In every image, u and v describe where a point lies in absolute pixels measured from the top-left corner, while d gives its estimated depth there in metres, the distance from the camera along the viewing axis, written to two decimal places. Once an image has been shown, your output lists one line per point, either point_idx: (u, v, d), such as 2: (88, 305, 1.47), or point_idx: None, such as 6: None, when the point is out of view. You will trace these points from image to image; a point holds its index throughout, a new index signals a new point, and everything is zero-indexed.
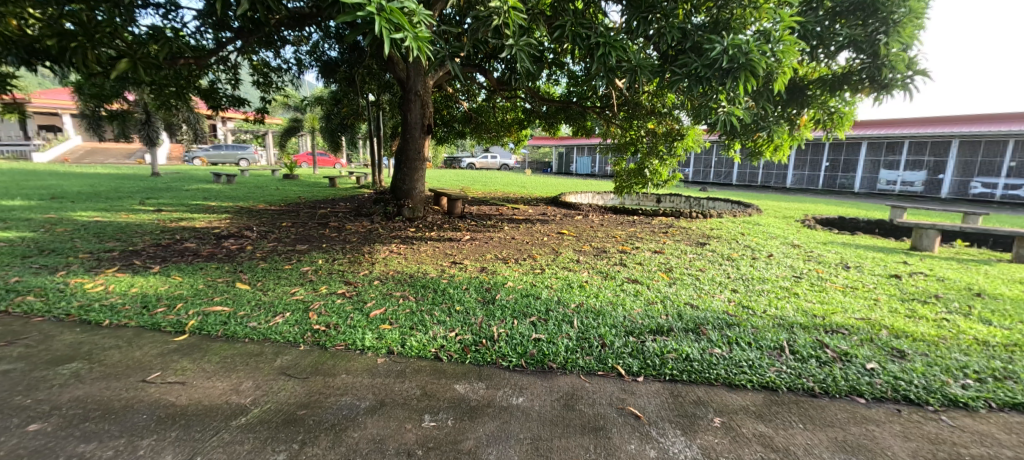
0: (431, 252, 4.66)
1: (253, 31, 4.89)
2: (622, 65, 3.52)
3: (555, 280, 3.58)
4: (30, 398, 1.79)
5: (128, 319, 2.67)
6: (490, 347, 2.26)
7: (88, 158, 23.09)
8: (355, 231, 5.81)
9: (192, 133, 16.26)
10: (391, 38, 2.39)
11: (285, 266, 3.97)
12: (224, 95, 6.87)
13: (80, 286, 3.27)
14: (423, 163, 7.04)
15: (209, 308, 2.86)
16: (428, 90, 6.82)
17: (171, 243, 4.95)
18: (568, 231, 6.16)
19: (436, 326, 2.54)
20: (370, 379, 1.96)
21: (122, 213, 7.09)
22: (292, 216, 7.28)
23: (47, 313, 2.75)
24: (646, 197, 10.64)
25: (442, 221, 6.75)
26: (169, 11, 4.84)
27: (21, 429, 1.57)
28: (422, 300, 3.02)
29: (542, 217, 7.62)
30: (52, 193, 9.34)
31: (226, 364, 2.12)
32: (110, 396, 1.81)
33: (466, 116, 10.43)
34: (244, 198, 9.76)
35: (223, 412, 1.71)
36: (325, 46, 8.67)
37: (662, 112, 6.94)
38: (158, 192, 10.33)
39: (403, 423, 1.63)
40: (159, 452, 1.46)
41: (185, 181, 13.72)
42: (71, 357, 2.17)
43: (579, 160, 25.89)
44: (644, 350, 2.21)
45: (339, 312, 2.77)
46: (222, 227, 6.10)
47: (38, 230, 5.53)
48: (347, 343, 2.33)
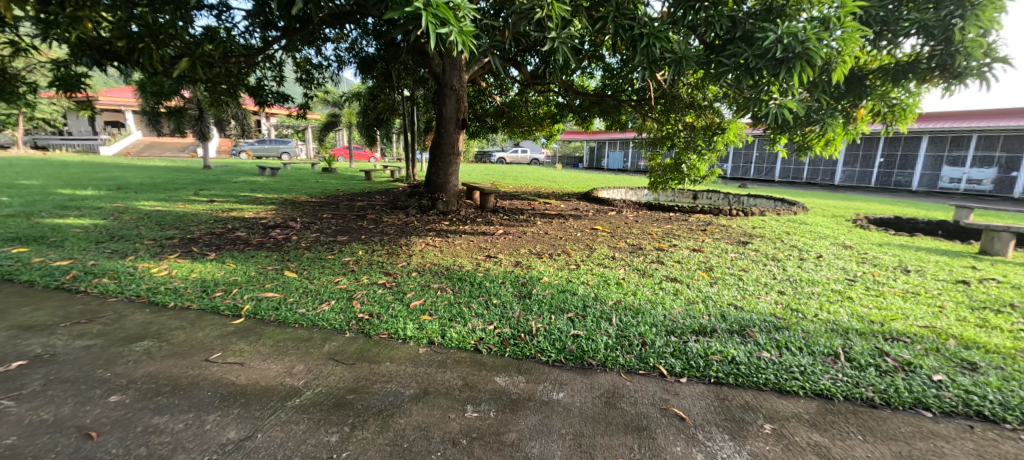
0: (466, 246, 4.72)
1: (298, 30, 5.07)
2: (666, 56, 3.41)
3: (591, 276, 3.54)
4: (109, 371, 1.96)
5: (190, 302, 2.86)
6: (528, 341, 2.26)
7: (148, 152, 24.88)
8: (391, 224, 5.95)
9: (240, 128, 17.14)
10: (436, 32, 2.43)
11: (328, 256, 4.14)
12: (270, 92, 7.11)
13: (147, 270, 3.54)
14: (457, 157, 7.12)
15: (262, 293, 3.03)
16: (463, 85, 6.88)
17: (223, 232, 5.24)
18: (603, 227, 6.08)
19: (475, 319, 2.57)
20: (412, 368, 2.02)
21: (179, 204, 7.58)
22: (331, 208, 7.57)
23: (120, 294, 2.99)
24: (681, 194, 10.37)
25: (475, 216, 6.79)
26: (222, 12, 5.14)
27: (103, 399, 1.72)
28: (459, 293, 3.06)
29: (575, 212, 7.57)
30: (119, 184, 10.19)
31: (280, 348, 2.24)
32: (178, 373, 1.95)
33: (498, 111, 10.41)
34: (288, 190, 10.23)
35: (278, 393, 1.80)
36: (363, 42, 8.93)
37: (701, 104, 6.84)
38: (210, 184, 10.94)
39: (446, 412, 1.67)
40: (223, 427, 1.56)
41: (234, 174, 14.51)
42: (142, 336, 2.35)
43: (609, 155, 25.48)
44: (686, 351, 2.15)
45: (381, 302, 2.87)
46: (268, 218, 6.41)
47: (108, 218, 5.99)
48: (389, 332, 2.41)
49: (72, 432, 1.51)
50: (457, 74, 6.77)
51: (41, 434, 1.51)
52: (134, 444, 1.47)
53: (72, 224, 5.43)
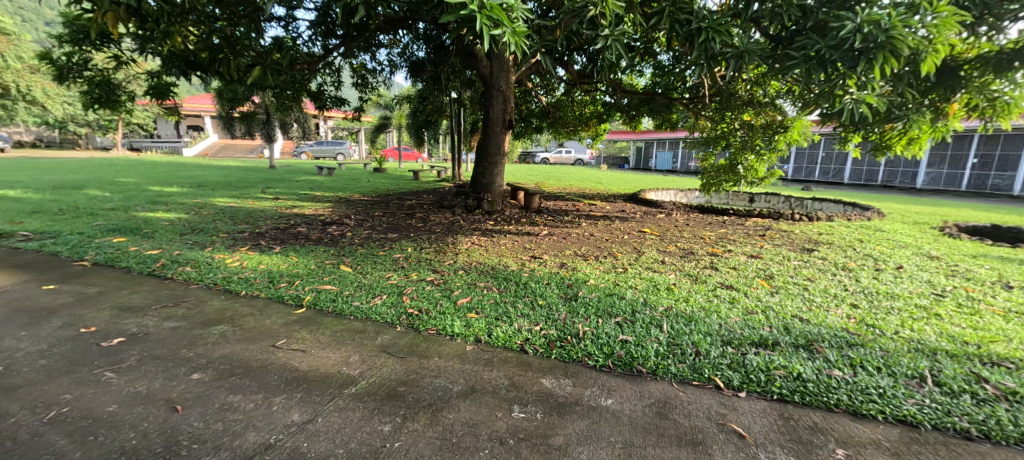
0: (510, 246, 4.74)
1: (356, 36, 5.32)
2: (726, 51, 3.24)
3: (639, 280, 3.43)
4: (192, 351, 2.17)
5: (259, 291, 3.09)
6: (575, 344, 2.23)
7: (223, 153, 27.19)
8: (439, 223, 6.10)
9: (301, 131, 18.31)
10: (490, 34, 2.45)
11: (380, 253, 4.31)
12: (329, 97, 7.58)
13: (222, 261, 3.86)
14: (502, 158, 7.17)
15: (321, 285, 3.21)
16: (510, 86, 6.90)
17: (286, 228, 5.61)
18: (651, 229, 5.89)
19: (521, 319, 2.57)
20: (460, 364, 2.05)
21: (249, 200, 8.22)
22: (382, 206, 7.89)
23: (200, 281, 3.29)
24: (737, 197, 9.82)
25: (520, 216, 6.80)
26: (289, 22, 5.52)
27: (187, 376, 1.92)
28: (505, 292, 3.08)
29: (621, 214, 7.39)
30: (199, 181, 11.22)
31: (337, 338, 2.36)
32: (249, 356, 2.11)
33: (544, 111, 10.34)
34: (343, 189, 10.78)
35: (335, 381, 1.90)
36: (414, 46, 9.24)
37: (762, 101, 6.45)
38: (275, 183, 11.76)
39: (494, 410, 1.68)
40: (288, 409, 1.68)
41: (296, 173, 15.51)
42: (218, 320, 2.56)
43: (658, 156, 24.66)
44: (745, 363, 2.03)
45: (429, 298, 2.94)
46: (326, 215, 6.79)
47: (190, 213, 6.61)
48: (437, 328, 2.46)
49: (162, 404, 1.71)
50: (504, 75, 6.82)
51: (136, 405, 1.70)
52: (212, 419, 1.62)
53: (161, 218, 6.05)
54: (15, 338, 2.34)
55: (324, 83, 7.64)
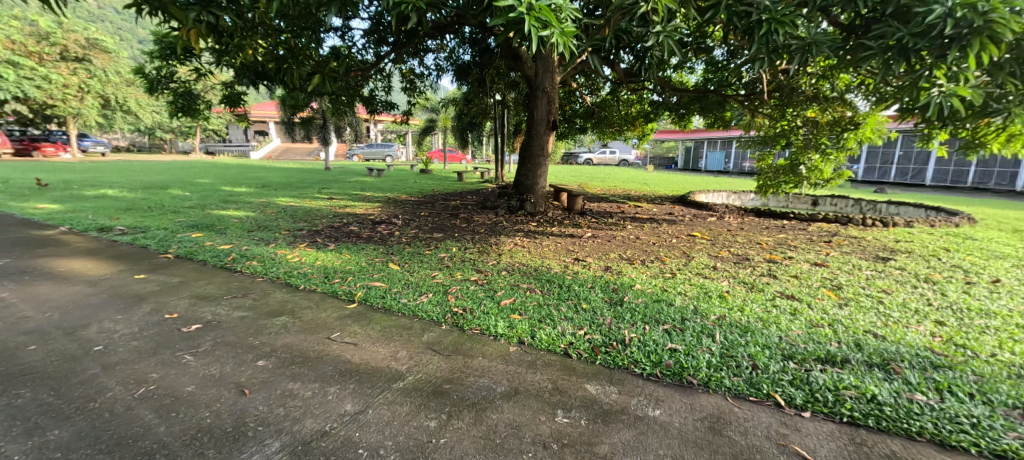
0: (554, 248, 4.70)
1: (406, 43, 5.49)
2: (789, 44, 3.05)
3: (689, 287, 3.28)
4: (257, 340, 2.36)
5: (316, 285, 3.27)
6: (621, 351, 2.17)
7: (284, 156, 29.11)
8: (482, 223, 6.17)
9: (354, 134, 19.21)
10: (538, 35, 2.45)
11: (426, 252, 4.43)
12: (380, 101, 7.89)
13: (284, 256, 4.14)
14: (546, 159, 7.13)
15: (371, 282, 3.35)
16: (555, 87, 6.86)
17: (340, 226, 5.90)
18: (702, 233, 5.63)
19: (564, 322, 2.54)
20: (503, 365, 2.07)
21: (307, 200, 8.73)
22: (428, 206, 8.11)
23: (264, 275, 3.54)
24: (798, 200, 9.17)
25: (563, 218, 6.74)
26: (345, 32, 5.81)
27: (254, 363, 2.11)
28: (547, 294, 3.05)
29: (669, 217, 7.12)
30: (263, 182, 12.08)
31: (386, 333, 2.45)
32: (308, 347, 2.26)
33: (588, 112, 10.14)
34: (392, 189, 11.19)
35: (384, 375, 1.99)
36: (461, 50, 9.42)
37: (829, 96, 6.01)
38: (330, 183, 12.42)
39: (537, 414, 1.68)
40: (342, 399, 1.81)
41: (349, 174, 16.29)
42: (280, 312, 2.75)
43: (709, 156, 23.56)
44: (810, 381, 1.88)
45: (473, 298, 2.98)
46: (375, 214, 7.07)
47: (256, 211, 7.13)
48: (481, 328, 2.49)
49: (232, 388, 1.89)
50: (549, 76, 6.78)
51: (211, 387, 1.90)
52: (275, 404, 1.78)
53: (231, 215, 6.57)
54: (114, 321, 2.65)
55: (376, 88, 7.97)
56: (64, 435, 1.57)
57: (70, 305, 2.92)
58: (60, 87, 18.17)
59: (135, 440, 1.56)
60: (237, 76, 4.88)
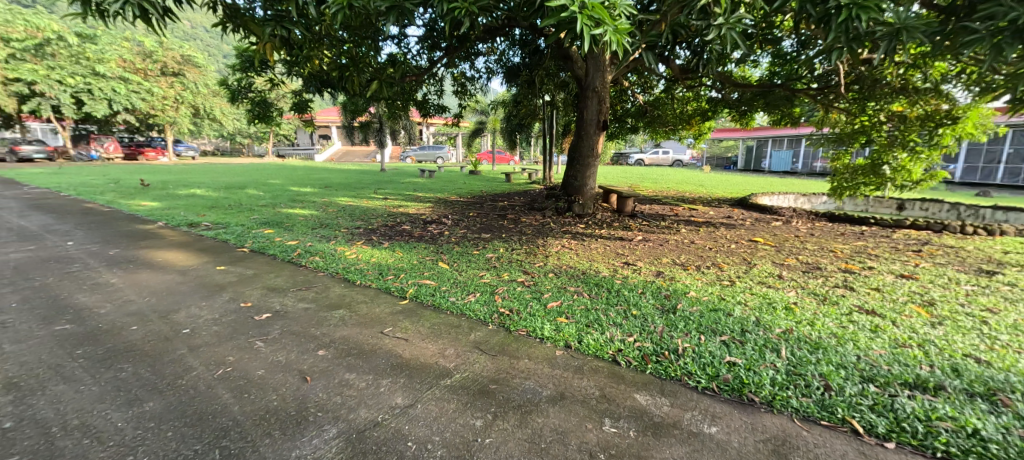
0: (602, 250, 4.59)
1: (457, 47, 5.61)
2: (873, 30, 2.77)
3: (751, 296, 3.07)
4: (318, 331, 2.50)
5: (370, 281, 3.42)
6: (674, 361, 2.07)
7: (344, 158, 30.86)
8: (529, 224, 6.17)
9: (408, 137, 19.98)
10: (590, 34, 2.40)
11: (474, 251, 4.49)
12: (432, 105, 8.12)
13: (342, 253, 4.37)
14: (595, 160, 7.00)
15: (421, 280, 3.44)
16: (607, 85, 6.66)
17: (394, 225, 6.14)
18: (764, 239, 5.26)
19: (613, 328, 2.47)
20: (549, 369, 2.04)
21: (364, 200, 9.19)
22: (477, 207, 8.23)
23: (325, 270, 3.76)
24: (881, 204, 8.32)
25: (613, 220, 6.58)
26: (401, 40, 6.05)
27: (315, 352, 2.24)
28: (596, 299, 2.98)
29: (728, 220, 6.73)
30: (325, 183, 12.87)
31: (435, 330, 2.51)
32: (363, 340, 2.36)
33: (640, 110, 9.76)
34: (443, 190, 11.49)
35: (433, 371, 2.04)
36: (511, 53, 9.48)
37: (920, 87, 5.28)
38: (385, 184, 12.99)
39: (583, 421, 1.64)
40: (393, 392, 1.87)
41: (403, 176, 16.94)
42: (338, 305, 2.90)
43: (773, 156, 22.05)
44: (894, 408, 1.69)
45: (520, 299, 2.97)
46: (426, 214, 7.29)
47: (318, 210, 7.61)
48: (528, 330, 2.47)
49: (295, 375, 2.02)
50: (600, 75, 6.64)
51: (277, 372, 2.05)
52: (333, 392, 1.88)
53: (297, 214, 7.06)
54: (198, 306, 2.93)
55: (429, 92, 8.22)
56: (156, 408, 1.77)
57: (163, 291, 3.27)
58: (161, 99, 20.65)
59: (213, 417, 1.72)
60: (305, 84, 5.24)
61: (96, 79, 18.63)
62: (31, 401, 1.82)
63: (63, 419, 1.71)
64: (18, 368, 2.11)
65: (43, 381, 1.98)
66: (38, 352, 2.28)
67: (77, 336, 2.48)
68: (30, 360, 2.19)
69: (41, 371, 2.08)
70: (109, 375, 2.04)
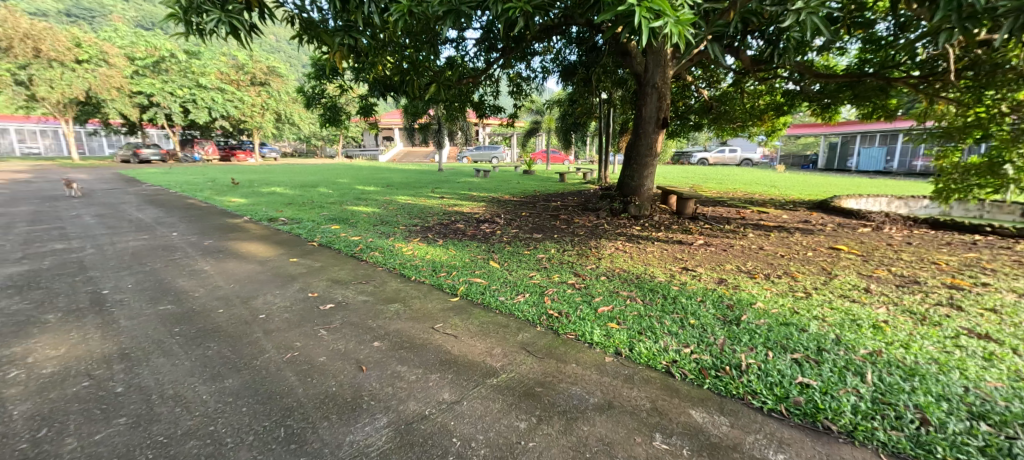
0: (659, 254, 4.38)
1: (513, 48, 5.63)
2: (992, 6, 2.38)
3: (829, 311, 2.76)
4: (374, 323, 2.60)
5: (424, 277, 3.51)
6: (735, 377, 1.91)
7: (405, 158, 32.23)
8: (582, 225, 6.04)
9: (465, 138, 20.47)
10: (649, 27, 2.28)
11: (525, 251, 4.47)
12: (488, 105, 8.23)
13: (399, 249, 4.54)
14: (653, 159, 6.72)
15: (472, 278, 3.48)
16: (667, 81, 6.39)
17: (448, 223, 6.29)
18: (846, 247, 4.74)
19: (668, 337, 2.32)
20: (598, 376, 1.96)
21: (421, 198, 9.53)
22: (530, 207, 8.22)
23: (383, 264, 3.93)
24: (1000, 209, 7.17)
25: (672, 222, 6.27)
26: (459, 43, 6.19)
27: (370, 343, 2.33)
28: (650, 305, 2.83)
29: (803, 225, 6.15)
30: (387, 182, 13.53)
31: (484, 328, 2.51)
32: (414, 334, 2.42)
33: (704, 106, 9.21)
34: (497, 189, 11.62)
35: (480, 370, 2.04)
36: (567, 51, 9.37)
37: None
38: (442, 183, 13.38)
39: (632, 433, 1.57)
40: (440, 388, 1.89)
41: (459, 175, 17.37)
42: (394, 299, 3.01)
43: (860, 153, 19.94)
44: (1012, 453, 1.43)
45: (569, 302, 2.90)
46: (480, 213, 7.39)
47: (379, 207, 8.00)
48: (577, 333, 2.40)
49: (352, 364, 2.12)
50: (660, 70, 6.37)
51: (336, 360, 2.16)
52: (385, 383, 1.94)
53: (361, 211, 7.46)
54: (272, 294, 3.18)
55: (485, 93, 8.33)
56: (233, 385, 1.95)
57: (245, 279, 3.60)
58: (250, 106, 22.94)
59: (279, 397, 1.85)
60: (370, 89, 5.53)
61: (199, 90, 21.21)
62: (138, 371, 2.09)
63: (161, 388, 1.94)
64: (129, 341, 2.43)
65: (148, 354, 2.27)
66: (145, 328, 2.61)
67: (174, 315, 2.80)
68: (138, 335, 2.51)
69: (146, 345, 2.38)
70: (197, 352, 2.28)
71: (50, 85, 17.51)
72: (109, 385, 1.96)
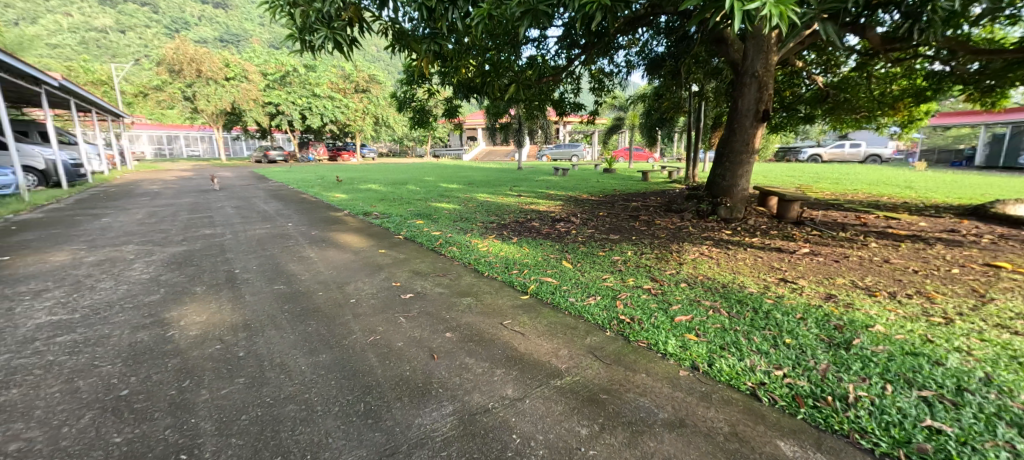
0: (751, 262, 3.96)
1: (595, 44, 5.49)
2: None
3: (979, 342, 2.25)
4: (447, 314, 2.69)
5: (496, 274, 3.56)
6: (840, 411, 1.63)
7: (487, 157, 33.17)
8: (664, 227, 5.69)
9: (545, 136, 20.49)
10: (743, 10, 2.05)
11: (600, 253, 4.32)
12: (569, 103, 8.11)
13: (476, 245, 4.66)
14: (750, 156, 6.10)
15: (543, 277, 3.45)
16: (770, 69, 5.75)
17: (524, 221, 6.33)
18: (1008, 264, 3.85)
19: (755, 355, 2.07)
20: (670, 390, 1.81)
21: (500, 196, 9.72)
22: (608, 206, 7.96)
23: (459, 259, 4.06)
24: None
25: (769, 227, 5.63)
26: (540, 42, 6.19)
27: (443, 333, 2.41)
28: (737, 319, 2.55)
29: (945, 235, 5.13)
30: (468, 181, 14.06)
31: (552, 329, 2.46)
32: (484, 329, 2.46)
33: (817, 96, 8.13)
34: (574, 188, 11.44)
35: (544, 369, 2.00)
36: (654, 43, 8.89)
37: None
38: (520, 182, 13.53)
39: (705, 457, 1.42)
40: (503, 383, 1.89)
41: (538, 174, 17.44)
42: (466, 293, 3.09)
43: None
44: None
45: (643, 308, 2.73)
46: (556, 212, 7.33)
47: (460, 204, 8.32)
48: (649, 342, 2.25)
49: (424, 351, 2.20)
50: (762, 57, 5.75)
51: (412, 346, 2.26)
52: (453, 372, 1.99)
53: (443, 207, 7.82)
54: (362, 281, 3.46)
55: (565, 91, 8.21)
56: (325, 360, 2.14)
57: (340, 266, 3.96)
58: (354, 112, 25.26)
59: (358, 375, 1.99)
60: (455, 91, 5.78)
61: (315, 99, 24.03)
62: (255, 339, 2.40)
63: (271, 356, 2.20)
64: (249, 313, 2.80)
65: (263, 325, 2.59)
66: (261, 303, 2.98)
67: (283, 294, 3.17)
68: (256, 309, 2.88)
69: (261, 318, 2.72)
70: (300, 328, 2.55)
71: (207, 99, 21.08)
72: (235, 349, 2.27)
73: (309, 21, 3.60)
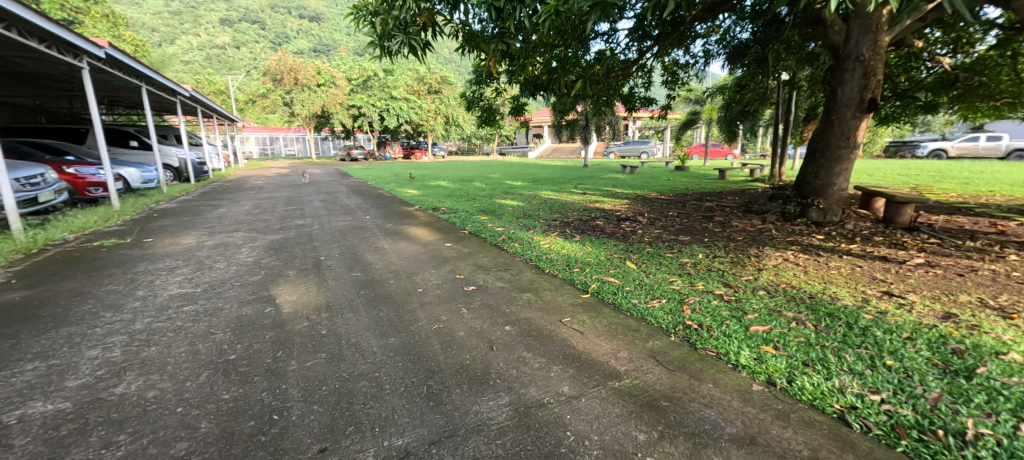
0: (848, 272, 3.53)
1: (670, 33, 5.23)
2: None
3: None
4: (507, 308, 2.73)
5: (557, 271, 3.53)
6: (956, 449, 1.41)
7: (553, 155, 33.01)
8: (742, 229, 5.29)
9: (613, 133, 19.92)
10: None
11: (667, 254, 4.11)
12: (639, 98, 7.81)
13: (538, 242, 4.67)
14: (851, 151, 5.43)
15: (605, 276, 3.36)
16: (881, 51, 5.09)
17: (588, 220, 6.21)
18: None
19: (846, 375, 1.85)
20: (739, 404, 1.68)
21: (564, 194, 9.64)
22: (679, 206, 7.56)
23: (520, 255, 4.09)
24: None
25: (873, 232, 4.98)
26: (609, 36, 6.03)
27: (504, 326, 2.44)
28: (825, 333, 2.29)
29: None
30: (533, 178, 14.12)
31: (611, 329, 2.40)
32: (545, 325, 2.46)
33: (941, 82, 7.02)
34: (641, 186, 11.01)
35: (602, 370, 1.95)
36: (737, 28, 8.25)
37: None
38: (585, 180, 13.30)
39: None
40: (562, 380, 1.87)
41: (605, 172, 17.03)
42: (526, 288, 3.11)
43: None
44: None
45: (713, 314, 2.55)
46: (622, 210, 7.11)
47: (524, 201, 8.38)
48: (718, 351, 2.10)
49: (485, 342, 2.25)
50: (869, 38, 5.11)
51: (473, 336, 2.33)
52: (512, 365, 2.01)
53: (508, 204, 7.93)
54: (429, 271, 3.63)
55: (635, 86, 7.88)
56: (395, 343, 2.27)
57: (410, 257, 4.18)
58: (427, 112, 26.50)
59: (426, 360, 2.08)
60: (521, 89, 5.82)
61: (392, 101, 25.55)
62: (337, 319, 2.61)
63: (349, 336, 2.38)
64: (330, 296, 3.07)
65: (342, 308, 2.81)
66: (343, 288, 3.24)
67: (361, 280, 3.42)
68: (337, 292, 3.13)
69: (342, 300, 2.96)
70: (373, 312, 2.73)
71: (303, 104, 23.20)
72: (319, 327, 2.50)
73: (388, 28, 3.81)
